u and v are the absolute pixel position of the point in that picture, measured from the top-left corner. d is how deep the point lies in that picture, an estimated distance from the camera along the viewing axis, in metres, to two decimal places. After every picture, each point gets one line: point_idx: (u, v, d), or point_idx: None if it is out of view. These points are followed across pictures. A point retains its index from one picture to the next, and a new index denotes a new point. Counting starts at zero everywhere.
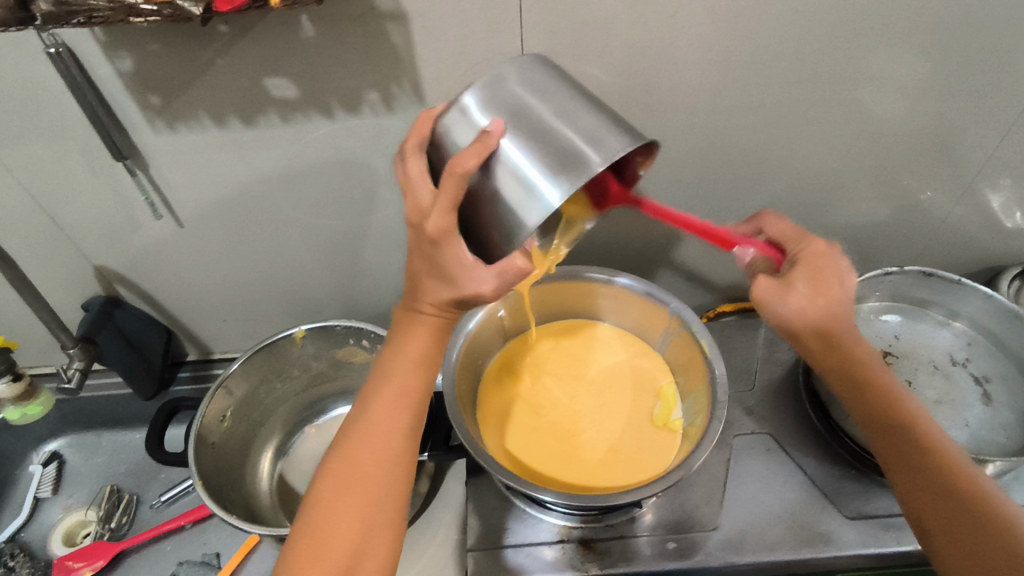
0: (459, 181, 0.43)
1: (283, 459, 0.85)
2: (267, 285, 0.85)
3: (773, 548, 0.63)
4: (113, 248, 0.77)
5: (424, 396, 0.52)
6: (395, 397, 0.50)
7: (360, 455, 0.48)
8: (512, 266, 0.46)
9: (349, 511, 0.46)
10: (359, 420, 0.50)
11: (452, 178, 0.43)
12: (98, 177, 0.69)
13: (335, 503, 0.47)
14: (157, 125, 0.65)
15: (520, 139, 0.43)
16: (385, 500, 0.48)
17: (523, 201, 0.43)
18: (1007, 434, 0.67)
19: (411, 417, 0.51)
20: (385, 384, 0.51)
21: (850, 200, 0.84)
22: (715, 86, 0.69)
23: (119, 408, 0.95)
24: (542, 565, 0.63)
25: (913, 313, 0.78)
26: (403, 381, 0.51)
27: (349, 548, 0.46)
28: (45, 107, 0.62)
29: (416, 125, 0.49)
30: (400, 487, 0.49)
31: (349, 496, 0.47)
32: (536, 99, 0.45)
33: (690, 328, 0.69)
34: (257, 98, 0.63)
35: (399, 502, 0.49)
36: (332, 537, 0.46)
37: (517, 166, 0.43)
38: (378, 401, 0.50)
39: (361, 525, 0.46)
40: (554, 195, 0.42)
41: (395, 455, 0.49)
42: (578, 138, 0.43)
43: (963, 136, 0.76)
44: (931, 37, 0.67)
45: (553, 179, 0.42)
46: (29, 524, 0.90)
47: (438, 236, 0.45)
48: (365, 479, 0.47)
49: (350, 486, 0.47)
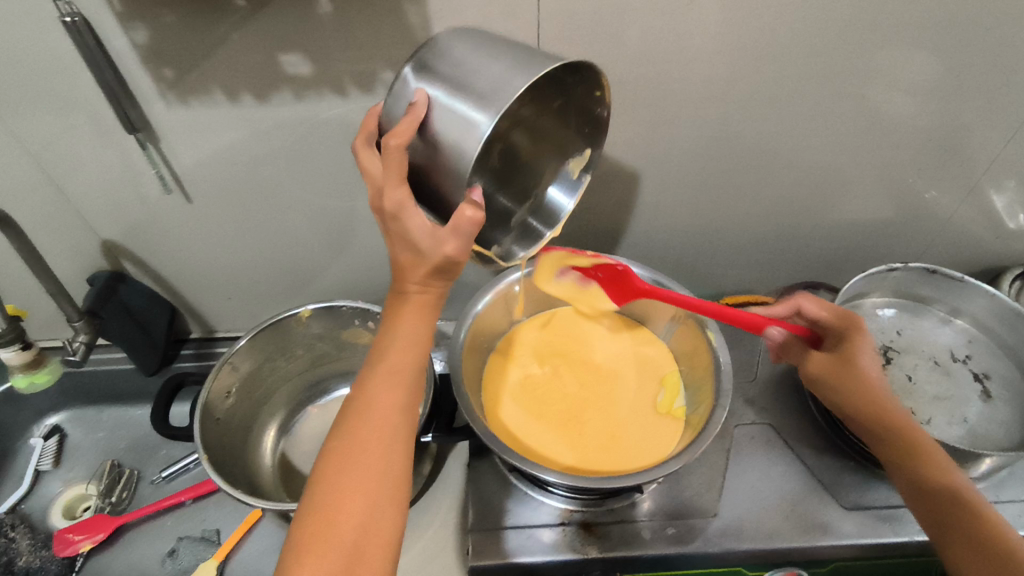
0: (398, 150, 0.46)
1: (286, 437, 0.85)
2: (272, 265, 0.85)
3: (770, 536, 0.64)
4: (121, 223, 0.77)
5: (417, 376, 0.52)
6: (389, 377, 0.50)
7: (356, 438, 0.48)
8: (464, 217, 0.46)
9: (350, 493, 0.46)
10: (355, 405, 0.50)
11: (393, 146, 0.45)
12: (109, 150, 0.69)
13: (337, 486, 0.47)
14: (169, 99, 0.64)
15: (449, 90, 0.46)
16: (388, 479, 0.48)
17: (460, 137, 0.45)
18: (1005, 430, 0.68)
19: (407, 396, 0.51)
20: (379, 366, 0.51)
21: (857, 196, 0.84)
22: (728, 77, 0.69)
23: (121, 384, 0.95)
24: (542, 546, 0.64)
25: (915, 309, 0.79)
26: (397, 362, 0.51)
27: (354, 528, 0.46)
28: (58, 77, 0.62)
29: (364, 123, 0.51)
30: (401, 465, 0.49)
31: (350, 476, 0.47)
32: (461, 55, 0.47)
33: (696, 317, 0.70)
34: (271, 74, 0.63)
35: (401, 480, 0.49)
36: (334, 520, 0.46)
37: (450, 112, 0.45)
38: (372, 383, 0.50)
39: (364, 506, 0.46)
40: (482, 124, 0.43)
41: (392, 434, 0.49)
42: (495, 72, 0.45)
43: (971, 136, 0.77)
44: (945, 35, 0.67)
45: (477, 108, 0.44)
46: (30, 496, 0.91)
47: (394, 209, 0.46)
48: (363, 462, 0.47)
49: (348, 469, 0.47)
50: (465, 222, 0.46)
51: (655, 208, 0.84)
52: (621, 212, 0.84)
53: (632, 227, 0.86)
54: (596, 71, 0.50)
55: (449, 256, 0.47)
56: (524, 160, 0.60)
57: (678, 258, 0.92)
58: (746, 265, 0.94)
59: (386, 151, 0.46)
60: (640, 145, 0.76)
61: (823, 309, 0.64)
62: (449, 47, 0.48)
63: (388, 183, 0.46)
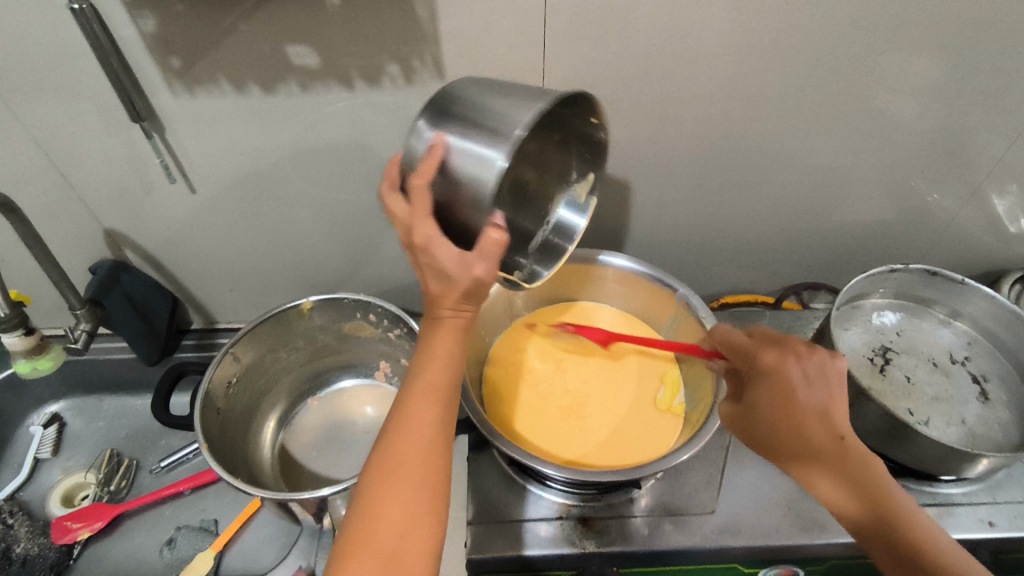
0: (424, 188, 0.46)
1: (286, 428, 0.86)
2: (275, 256, 0.85)
3: (767, 533, 0.64)
4: (125, 211, 0.77)
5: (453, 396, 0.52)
6: (428, 391, 0.50)
7: (397, 452, 0.48)
8: (490, 239, 0.45)
9: (390, 504, 0.46)
10: (396, 419, 0.50)
11: (418, 187, 0.46)
12: (114, 138, 0.69)
13: (377, 497, 0.47)
14: (176, 88, 0.65)
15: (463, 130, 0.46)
16: (428, 493, 0.48)
17: (477, 173, 0.45)
18: (1002, 431, 0.68)
19: (446, 412, 0.50)
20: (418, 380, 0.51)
21: (858, 198, 0.85)
22: (733, 76, 0.69)
23: (121, 373, 0.95)
24: (540, 539, 0.64)
25: (915, 311, 0.79)
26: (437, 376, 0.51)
27: (394, 539, 0.46)
28: (65, 63, 0.62)
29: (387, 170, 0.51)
30: (439, 487, 0.48)
31: (388, 498, 0.47)
32: (469, 98, 0.48)
33: (697, 315, 0.70)
34: (278, 65, 0.63)
35: (442, 494, 0.49)
36: (374, 531, 0.46)
37: (467, 151, 0.45)
38: (413, 397, 0.50)
39: (404, 519, 0.46)
40: (500, 161, 0.44)
41: (433, 448, 0.49)
42: (506, 110, 0.45)
43: (974, 139, 0.77)
44: (951, 37, 0.67)
45: (491, 146, 0.44)
46: (29, 484, 0.91)
47: (423, 242, 0.47)
48: (401, 482, 0.47)
49: (389, 481, 0.47)
50: (489, 242, 0.46)
51: (658, 206, 0.84)
52: (624, 210, 0.85)
53: (635, 225, 0.86)
54: (590, 101, 0.52)
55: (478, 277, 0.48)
56: (534, 191, 0.62)
57: (680, 257, 0.92)
58: (747, 265, 0.95)
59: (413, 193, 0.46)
60: (644, 143, 0.76)
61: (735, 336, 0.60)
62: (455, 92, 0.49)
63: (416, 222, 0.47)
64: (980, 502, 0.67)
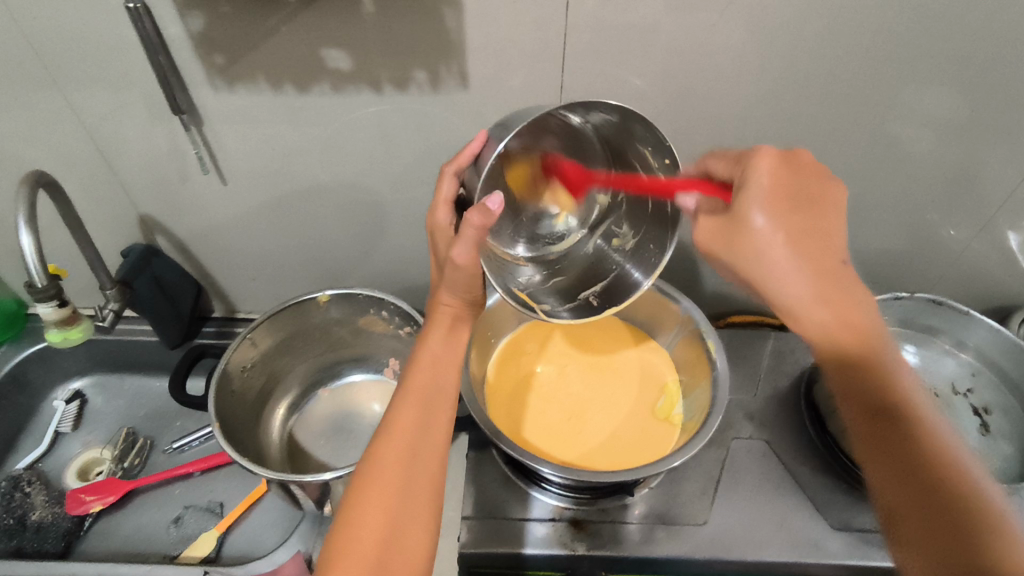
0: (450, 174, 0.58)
1: (296, 416, 0.88)
2: (297, 252, 0.89)
3: (759, 548, 0.65)
4: (160, 199, 0.81)
5: (439, 399, 0.57)
6: (413, 396, 0.56)
7: (383, 455, 0.52)
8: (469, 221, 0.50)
9: (377, 504, 0.49)
10: (383, 426, 0.54)
11: (447, 172, 0.58)
12: (157, 129, 0.73)
13: (364, 499, 0.50)
14: (216, 84, 0.69)
15: (495, 133, 0.54)
16: (414, 490, 0.51)
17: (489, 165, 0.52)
18: (1004, 465, 0.68)
19: (431, 413, 0.55)
20: (404, 386, 0.57)
21: (870, 226, 0.86)
22: (747, 98, 0.71)
23: (143, 355, 0.99)
24: (534, 539, 0.65)
25: (921, 340, 0.80)
26: (424, 380, 0.57)
27: (379, 536, 0.48)
28: (117, 56, 0.67)
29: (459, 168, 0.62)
30: (428, 482, 0.52)
31: (374, 489, 0.50)
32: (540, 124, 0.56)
33: (699, 328, 0.72)
34: (313, 66, 0.67)
35: (430, 493, 0.52)
36: (359, 529, 0.48)
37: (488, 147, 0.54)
38: (397, 402, 0.55)
39: (388, 516, 0.49)
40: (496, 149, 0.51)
41: (418, 449, 0.53)
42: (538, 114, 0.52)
43: (986, 172, 0.78)
44: (963, 71, 0.69)
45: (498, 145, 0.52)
46: (49, 455, 0.94)
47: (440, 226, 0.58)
48: (387, 475, 0.51)
49: (373, 482, 0.50)
50: (469, 226, 0.51)
51: None
52: None
53: None
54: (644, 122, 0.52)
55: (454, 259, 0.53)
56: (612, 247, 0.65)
57: None
58: None
59: (444, 175, 0.59)
60: None
61: (776, 179, 0.50)
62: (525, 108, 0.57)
63: (439, 207, 0.58)
64: None
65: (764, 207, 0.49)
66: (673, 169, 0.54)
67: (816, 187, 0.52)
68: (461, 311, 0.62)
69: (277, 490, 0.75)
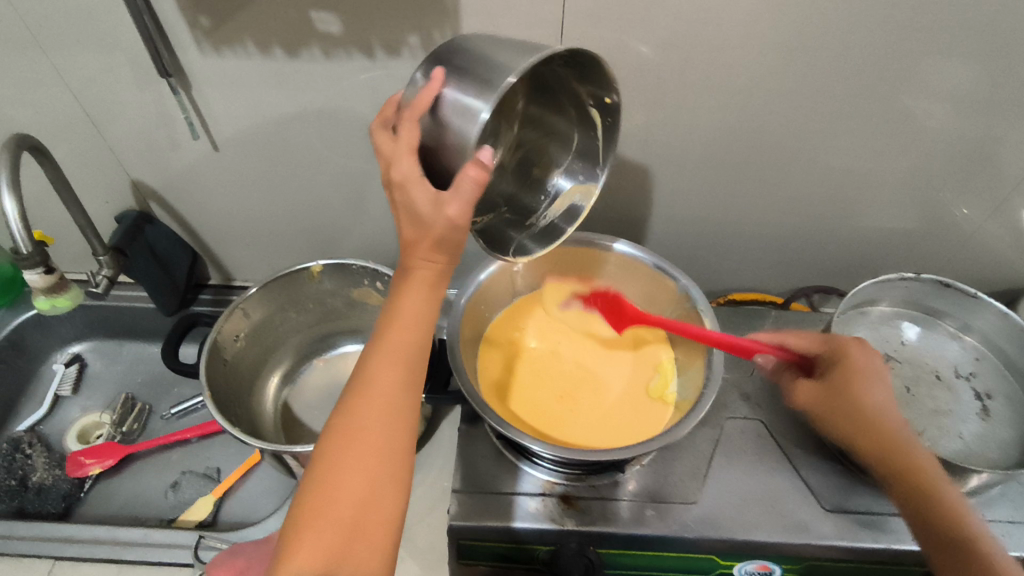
0: (411, 124, 0.47)
1: (290, 386, 0.88)
2: (291, 221, 0.88)
3: (749, 529, 0.64)
4: (152, 166, 0.80)
5: (420, 355, 0.52)
6: (392, 353, 0.50)
7: (361, 415, 0.49)
8: (467, 177, 0.45)
9: (352, 471, 0.47)
10: (359, 381, 0.50)
11: (408, 120, 0.47)
12: (144, 92, 0.71)
13: (338, 463, 0.47)
14: (203, 47, 0.66)
15: (459, 82, 0.47)
16: (388, 457, 0.48)
17: (466, 122, 0.46)
18: (1001, 450, 0.67)
19: (411, 372, 0.51)
20: (382, 342, 0.51)
21: (878, 204, 0.83)
22: (754, 70, 0.68)
23: (138, 320, 0.99)
24: (523, 514, 0.65)
25: (924, 322, 0.78)
26: (406, 340, 0.51)
27: (352, 504, 0.47)
28: (99, 16, 0.64)
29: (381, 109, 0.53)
30: (405, 450, 0.50)
31: (347, 457, 0.48)
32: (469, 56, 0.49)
33: (695, 306, 0.70)
34: (302, 30, 0.65)
35: (405, 461, 0.49)
36: (330, 494, 0.47)
37: (459, 101, 0.46)
38: (373, 358, 0.50)
39: (362, 486, 0.47)
40: (483, 111, 0.45)
41: (394, 412, 0.49)
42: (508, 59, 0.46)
43: (1004, 150, 0.75)
44: (985, 43, 0.65)
45: (479, 97, 0.45)
46: (49, 418, 0.95)
47: (401, 181, 0.47)
48: (363, 442, 0.48)
49: (345, 447, 0.48)
50: (466, 180, 0.45)
51: (674, 197, 0.83)
52: (640, 201, 0.84)
53: (645, 218, 0.86)
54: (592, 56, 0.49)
55: (451, 220, 0.46)
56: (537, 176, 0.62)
57: (692, 251, 0.91)
58: (758, 266, 0.93)
59: (402, 127, 0.48)
60: (662, 132, 0.75)
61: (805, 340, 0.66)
62: (464, 40, 0.51)
63: (400, 156, 0.47)
64: None
65: (884, 392, 0.60)
66: (615, 109, 0.54)
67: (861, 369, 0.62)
68: (447, 264, 0.51)
69: (269, 460, 0.75)
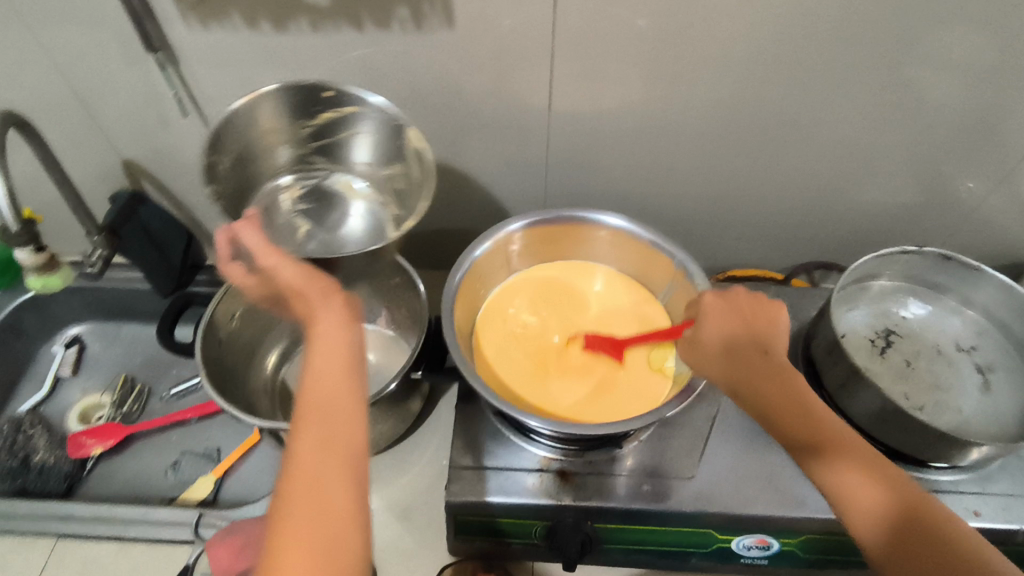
0: (230, 271, 0.59)
1: (288, 364, 0.88)
2: None
3: (746, 503, 0.64)
4: (143, 145, 0.79)
5: (345, 407, 0.49)
6: (311, 412, 0.48)
7: (290, 494, 0.45)
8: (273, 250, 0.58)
9: (294, 550, 0.42)
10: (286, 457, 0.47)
11: (227, 272, 0.59)
12: (131, 69, 0.70)
13: (279, 549, 0.42)
14: (189, 21, 0.65)
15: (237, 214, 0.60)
16: (331, 524, 0.44)
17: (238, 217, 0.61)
18: (1001, 423, 0.67)
19: (336, 426, 0.48)
20: (302, 406, 0.48)
21: (880, 178, 0.82)
22: (753, 41, 0.67)
23: (135, 302, 0.99)
24: (521, 489, 0.65)
25: (925, 296, 0.77)
26: (326, 397, 0.49)
27: None
28: None
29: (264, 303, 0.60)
30: (349, 511, 0.45)
31: (286, 538, 0.43)
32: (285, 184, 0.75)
33: (692, 280, 0.69)
34: (290, 2, 0.63)
35: (351, 522, 0.44)
36: None
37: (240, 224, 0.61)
38: (296, 425, 0.48)
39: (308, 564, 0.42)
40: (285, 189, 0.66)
41: (326, 471, 0.46)
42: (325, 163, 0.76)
43: (1010, 121, 0.73)
44: (993, 9, 0.63)
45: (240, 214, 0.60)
46: (50, 400, 0.95)
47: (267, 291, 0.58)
48: (300, 517, 0.43)
49: (284, 530, 0.43)
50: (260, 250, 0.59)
51: (672, 172, 0.82)
52: (637, 177, 0.83)
53: (643, 194, 0.85)
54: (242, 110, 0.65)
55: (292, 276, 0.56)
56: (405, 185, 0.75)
57: (690, 227, 0.90)
58: (758, 242, 0.92)
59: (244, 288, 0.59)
60: (659, 106, 0.74)
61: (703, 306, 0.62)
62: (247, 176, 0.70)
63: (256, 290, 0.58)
64: (968, 491, 0.65)
65: (733, 334, 0.59)
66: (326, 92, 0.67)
67: (756, 316, 0.60)
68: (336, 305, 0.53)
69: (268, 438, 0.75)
